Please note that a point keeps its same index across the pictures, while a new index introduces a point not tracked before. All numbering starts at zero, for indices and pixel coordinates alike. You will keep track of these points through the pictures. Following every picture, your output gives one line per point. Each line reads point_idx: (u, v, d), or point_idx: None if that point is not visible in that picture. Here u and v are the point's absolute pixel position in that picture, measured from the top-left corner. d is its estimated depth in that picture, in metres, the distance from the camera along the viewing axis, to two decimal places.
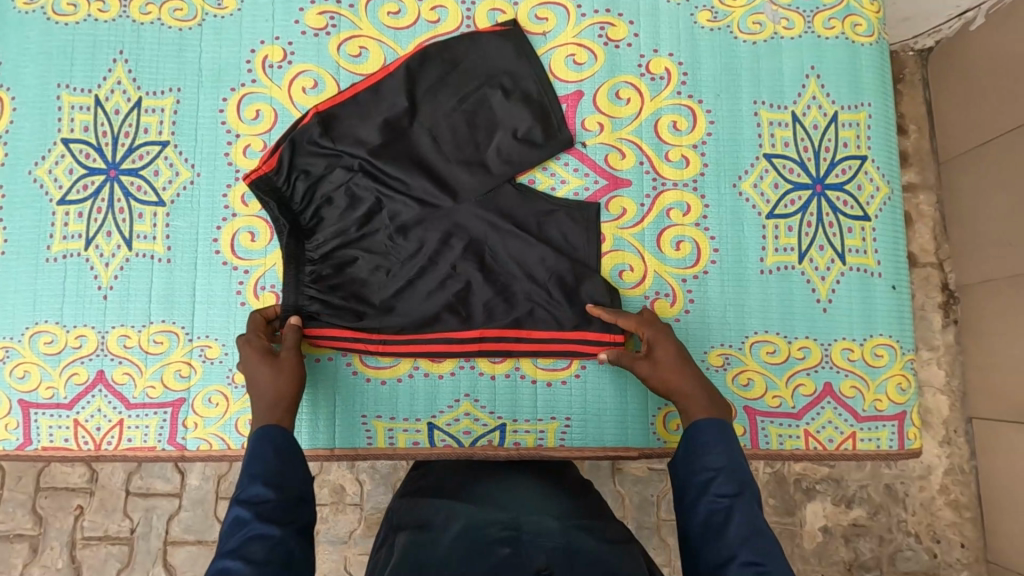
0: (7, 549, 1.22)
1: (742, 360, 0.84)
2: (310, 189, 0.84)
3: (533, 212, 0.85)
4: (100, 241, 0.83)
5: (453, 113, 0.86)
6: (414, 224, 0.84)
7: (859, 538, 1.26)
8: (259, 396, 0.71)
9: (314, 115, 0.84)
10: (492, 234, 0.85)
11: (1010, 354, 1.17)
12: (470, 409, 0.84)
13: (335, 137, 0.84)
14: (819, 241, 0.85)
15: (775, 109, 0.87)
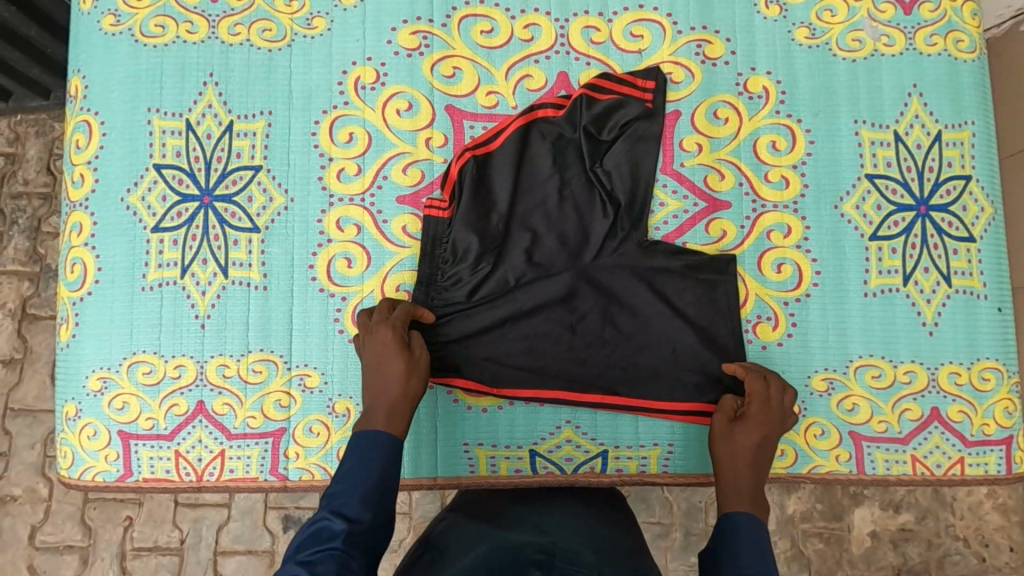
0: (57, 561, 1.21)
1: (846, 385, 0.83)
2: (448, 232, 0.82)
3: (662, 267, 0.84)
4: (196, 269, 0.82)
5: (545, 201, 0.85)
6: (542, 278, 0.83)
7: (907, 543, 1.25)
8: (378, 396, 0.71)
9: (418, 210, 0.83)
10: (618, 298, 0.84)
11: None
12: (572, 435, 0.83)
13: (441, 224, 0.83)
14: (924, 263, 0.83)
15: (877, 128, 0.86)
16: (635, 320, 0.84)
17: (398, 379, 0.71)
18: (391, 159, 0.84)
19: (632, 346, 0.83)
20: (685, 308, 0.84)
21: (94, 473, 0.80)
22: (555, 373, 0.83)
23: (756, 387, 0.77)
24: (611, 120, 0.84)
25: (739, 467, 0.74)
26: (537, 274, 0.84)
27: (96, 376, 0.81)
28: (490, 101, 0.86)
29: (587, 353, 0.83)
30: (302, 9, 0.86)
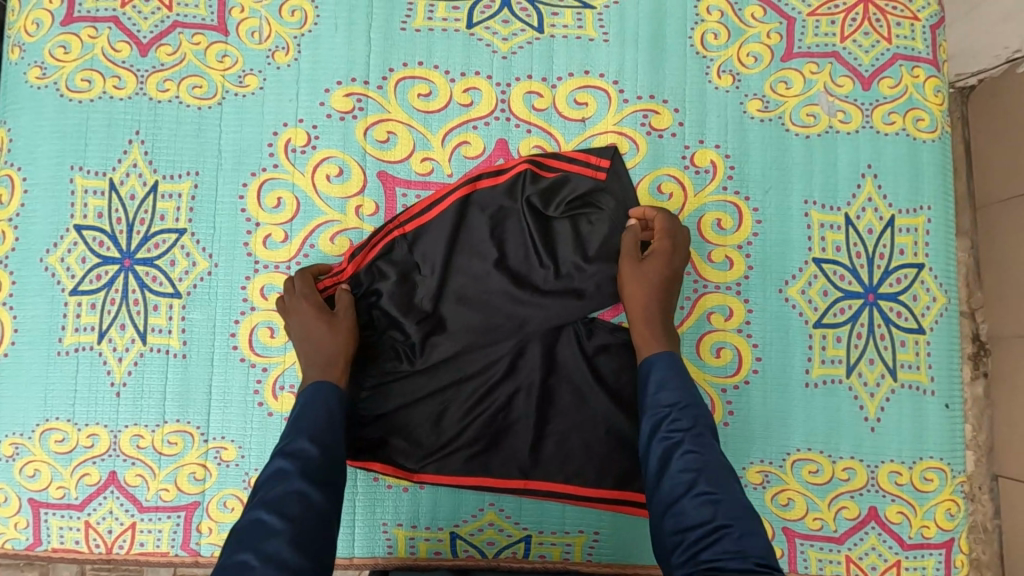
0: None
1: (783, 478, 0.80)
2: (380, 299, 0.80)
3: (600, 346, 0.81)
4: (113, 334, 0.80)
5: (483, 272, 0.81)
6: (476, 352, 0.81)
7: None
8: (317, 353, 0.74)
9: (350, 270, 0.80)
10: (555, 376, 0.81)
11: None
12: (494, 518, 0.81)
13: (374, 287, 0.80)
14: (869, 354, 0.80)
15: (827, 210, 0.82)
16: (571, 398, 0.81)
17: (328, 338, 0.74)
18: (319, 227, 0.81)
19: (565, 427, 0.80)
20: (621, 390, 0.81)
21: (3, 540, 0.79)
22: (484, 451, 0.80)
23: (664, 224, 0.77)
24: (557, 194, 0.81)
25: (647, 293, 0.74)
26: (471, 350, 0.81)
27: (7, 442, 0.79)
28: (424, 167, 0.82)
29: (518, 433, 0.80)
30: (234, 65, 0.83)
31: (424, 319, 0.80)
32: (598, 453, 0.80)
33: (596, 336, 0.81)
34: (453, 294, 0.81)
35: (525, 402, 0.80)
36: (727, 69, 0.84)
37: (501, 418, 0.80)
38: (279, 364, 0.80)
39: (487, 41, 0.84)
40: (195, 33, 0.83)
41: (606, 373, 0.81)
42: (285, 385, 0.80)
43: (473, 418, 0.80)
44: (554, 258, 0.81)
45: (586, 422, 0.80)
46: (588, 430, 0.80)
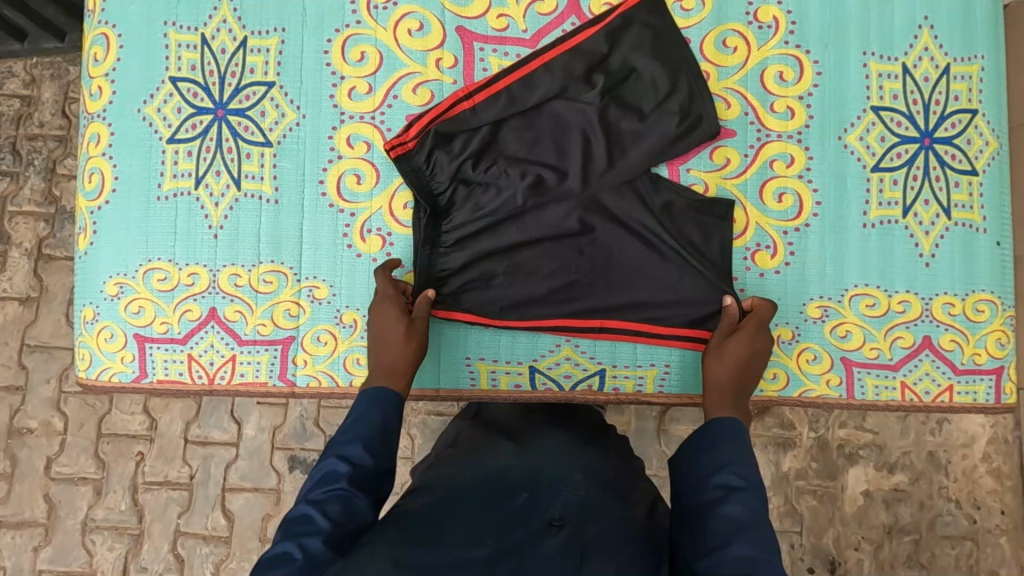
0: (71, 492, 1.26)
1: (840, 312, 0.85)
2: (449, 167, 0.83)
3: (664, 202, 0.85)
4: (210, 180, 0.84)
5: (549, 137, 0.85)
6: (546, 211, 0.84)
7: (899, 503, 1.26)
8: (379, 357, 0.76)
9: (419, 131, 0.82)
10: (624, 233, 0.85)
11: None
12: (570, 353, 0.85)
13: (455, 155, 0.83)
14: (925, 195, 0.84)
15: (885, 61, 0.86)
16: (638, 252, 0.84)
17: (396, 338, 0.76)
18: (401, 79, 0.85)
19: (633, 279, 0.84)
20: (686, 244, 0.84)
21: (111, 374, 0.84)
22: (558, 304, 0.84)
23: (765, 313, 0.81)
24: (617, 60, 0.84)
25: (729, 370, 0.76)
26: (545, 212, 0.84)
27: (112, 282, 0.84)
28: (500, 23, 0.86)
29: (591, 288, 0.85)
30: None
31: (492, 184, 0.84)
32: (667, 298, 0.84)
33: (659, 192, 0.85)
34: (517, 160, 0.85)
35: (595, 257, 0.85)
36: None
37: (575, 273, 0.84)
38: (362, 208, 0.85)
39: None
40: None
41: (672, 227, 0.85)
42: (371, 229, 0.85)
43: (547, 275, 0.85)
44: (619, 121, 0.84)
45: (658, 281, 0.84)
46: (657, 283, 0.84)
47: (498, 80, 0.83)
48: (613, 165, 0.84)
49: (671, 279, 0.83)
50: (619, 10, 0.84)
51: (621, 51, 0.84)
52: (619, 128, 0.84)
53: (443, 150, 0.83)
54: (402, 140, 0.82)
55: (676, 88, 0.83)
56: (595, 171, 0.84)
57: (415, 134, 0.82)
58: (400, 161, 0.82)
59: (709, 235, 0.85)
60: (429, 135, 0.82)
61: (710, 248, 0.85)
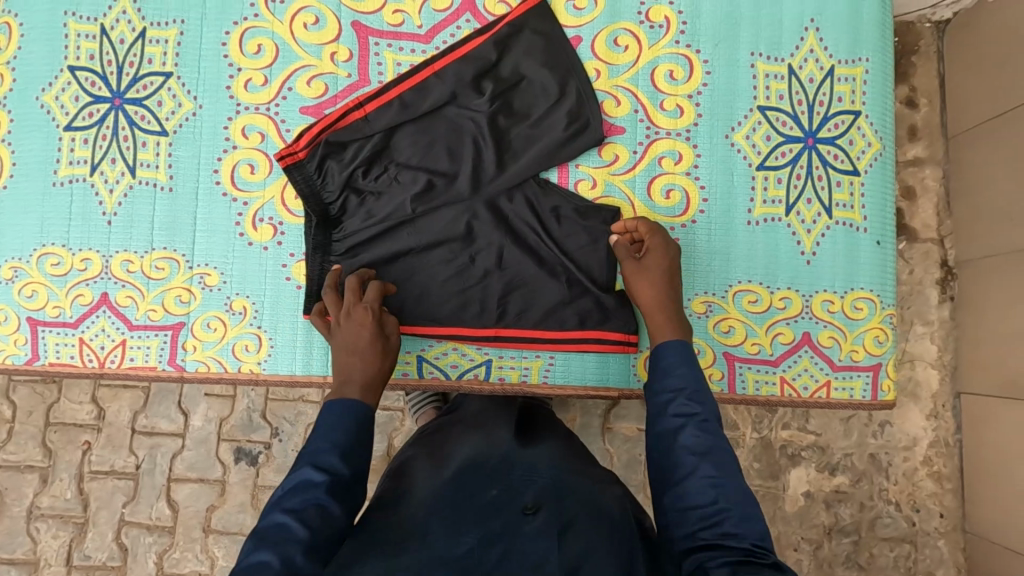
0: (18, 479, 1.27)
1: (724, 308, 0.86)
2: (340, 176, 0.85)
3: (554, 207, 0.88)
4: (105, 167, 0.86)
5: (441, 144, 0.86)
6: (437, 218, 0.86)
7: (840, 504, 1.26)
8: (353, 368, 0.74)
9: (311, 141, 0.84)
10: (513, 238, 0.87)
11: (1005, 328, 1.14)
12: (457, 344, 0.87)
13: (346, 164, 0.85)
14: (807, 194, 0.86)
15: (772, 61, 0.87)
16: (529, 255, 0.87)
17: (374, 356, 0.75)
18: (296, 72, 0.87)
19: (519, 281, 0.87)
20: (572, 251, 0.87)
21: (4, 356, 0.85)
22: (450, 307, 0.87)
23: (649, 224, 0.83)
24: (507, 69, 0.86)
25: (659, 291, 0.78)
26: (436, 218, 0.86)
27: (8, 266, 0.85)
28: (395, 19, 0.88)
29: (481, 293, 0.87)
30: None
31: (385, 192, 0.86)
32: (547, 303, 0.87)
33: (549, 197, 0.87)
34: (410, 168, 0.86)
35: (487, 262, 0.87)
36: None
37: (465, 278, 0.87)
38: (254, 198, 0.86)
39: None
40: None
41: (558, 233, 0.88)
42: (263, 219, 0.86)
43: (438, 280, 0.87)
44: (509, 130, 0.87)
45: (543, 290, 0.87)
46: (541, 288, 0.87)
47: (390, 88, 0.86)
48: (504, 170, 0.86)
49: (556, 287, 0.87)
50: (506, 19, 0.85)
51: (511, 60, 0.86)
52: (510, 135, 0.87)
53: (335, 159, 0.85)
54: (292, 151, 0.84)
55: (564, 96, 0.86)
56: (486, 177, 0.86)
57: (304, 145, 0.84)
58: (291, 171, 0.84)
59: (596, 240, 0.87)
60: (320, 145, 0.85)
61: (596, 252, 0.87)
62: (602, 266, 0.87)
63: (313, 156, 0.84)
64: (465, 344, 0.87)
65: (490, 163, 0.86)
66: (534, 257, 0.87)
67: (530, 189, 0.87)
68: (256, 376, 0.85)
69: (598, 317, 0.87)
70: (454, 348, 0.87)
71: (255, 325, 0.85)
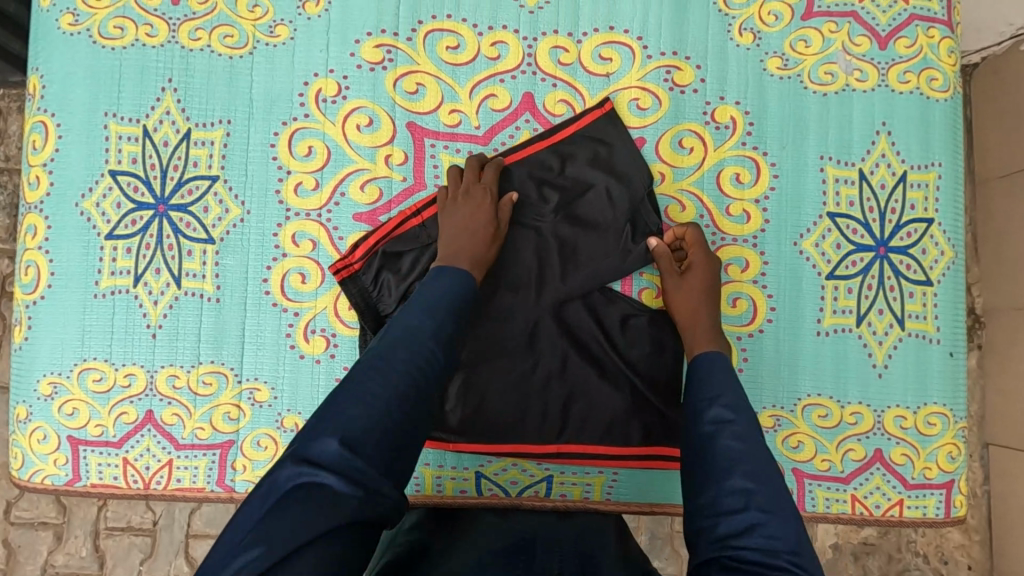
0: (32, 535, 1.19)
1: (793, 422, 0.83)
2: (396, 288, 0.82)
3: (617, 315, 0.85)
4: (149, 278, 0.82)
5: (502, 251, 0.84)
6: (497, 328, 0.83)
7: (868, 556, 1.21)
8: (463, 245, 0.77)
9: (367, 252, 0.81)
10: (577, 349, 0.84)
11: None
12: (517, 460, 0.84)
13: (404, 274, 0.82)
14: (879, 305, 0.84)
15: (842, 165, 0.85)
16: (593, 367, 0.84)
17: (484, 241, 0.78)
18: (349, 176, 0.83)
19: (580, 392, 0.84)
20: (635, 361, 0.84)
21: (43, 476, 0.81)
22: (509, 421, 0.83)
23: (694, 237, 0.81)
24: (570, 176, 0.85)
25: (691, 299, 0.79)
26: (497, 329, 0.83)
27: (46, 381, 0.81)
28: (452, 119, 0.84)
29: (542, 407, 0.83)
30: (266, 15, 0.84)
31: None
32: (611, 416, 0.84)
33: (613, 307, 0.85)
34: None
35: (549, 373, 0.84)
36: (749, 27, 0.86)
37: (525, 390, 0.84)
38: (304, 307, 0.83)
39: None
40: None
41: (623, 341, 0.85)
42: (314, 331, 0.82)
43: (499, 393, 0.83)
44: (572, 238, 0.84)
45: (604, 402, 0.84)
46: (604, 401, 0.84)
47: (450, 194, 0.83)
48: (568, 279, 0.84)
49: (617, 399, 0.84)
50: (572, 126, 0.84)
51: (575, 167, 0.84)
52: (574, 244, 0.84)
53: (391, 271, 0.82)
54: (346, 263, 0.81)
55: (630, 204, 0.84)
56: (550, 286, 0.84)
57: (360, 256, 0.82)
58: (346, 283, 0.81)
59: (661, 348, 0.85)
60: (377, 256, 0.82)
61: (661, 361, 0.84)
62: (667, 375, 0.84)
63: (369, 268, 0.81)
64: (526, 460, 0.84)
65: (552, 271, 0.84)
66: (596, 368, 0.84)
67: (592, 297, 0.85)
68: None
69: (663, 431, 0.84)
70: (514, 464, 0.84)
71: None
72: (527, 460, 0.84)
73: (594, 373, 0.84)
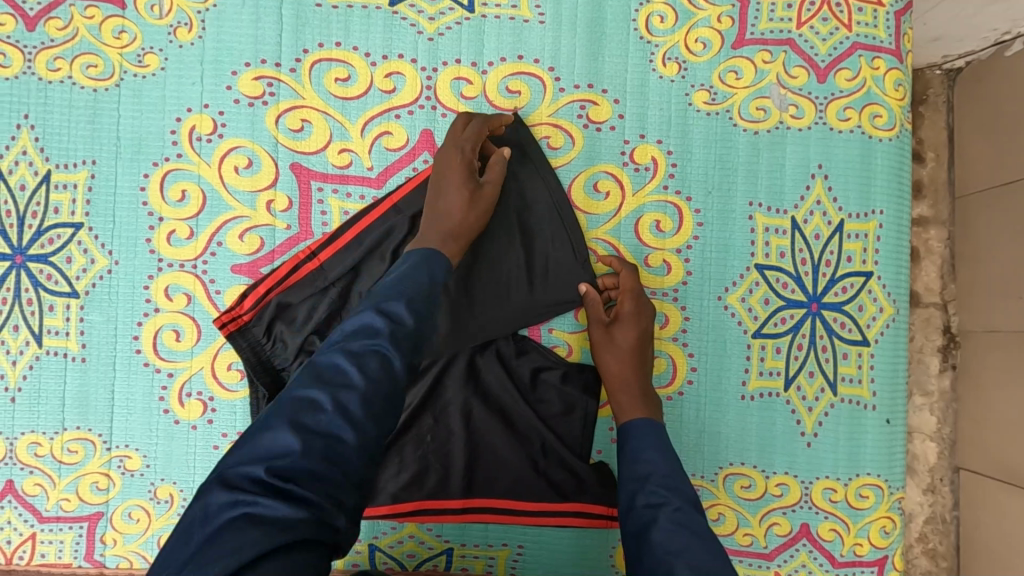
0: None
1: (714, 494, 0.76)
2: (292, 343, 0.74)
3: (528, 367, 0.77)
4: (7, 336, 0.75)
5: None
6: None
7: None
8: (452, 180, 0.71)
9: (257, 301, 0.74)
10: (485, 403, 0.77)
11: (1009, 419, 0.90)
12: (414, 531, 0.77)
13: (297, 324, 0.75)
14: (810, 366, 0.76)
15: (773, 213, 0.77)
16: (497, 426, 0.77)
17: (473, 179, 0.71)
18: (227, 223, 0.76)
19: (483, 453, 0.77)
20: (546, 419, 0.77)
21: None
22: (405, 483, 0.76)
23: (627, 284, 0.74)
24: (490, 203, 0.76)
25: (620, 358, 0.72)
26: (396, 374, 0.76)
27: None
28: (342, 160, 0.76)
29: (442, 468, 0.76)
30: (133, 42, 0.76)
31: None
32: (517, 482, 0.76)
33: (525, 358, 0.77)
34: None
35: (451, 430, 0.76)
36: (673, 56, 0.77)
37: (425, 448, 0.76)
38: (177, 366, 0.75)
39: (412, 21, 0.76)
40: (88, 5, 0.75)
41: (531, 398, 0.77)
42: (190, 394, 0.75)
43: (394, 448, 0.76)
44: (488, 275, 0.76)
45: (510, 463, 0.77)
46: (511, 464, 0.76)
47: (345, 233, 0.75)
48: (481, 324, 0.76)
49: (522, 462, 0.76)
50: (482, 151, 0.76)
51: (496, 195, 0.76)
52: (480, 284, 0.76)
53: (285, 321, 0.74)
54: (234, 316, 0.73)
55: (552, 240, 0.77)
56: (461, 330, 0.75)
57: (250, 306, 0.74)
58: (234, 339, 0.73)
59: (571, 408, 0.77)
60: (268, 307, 0.74)
61: (570, 423, 0.77)
62: (575, 439, 0.77)
63: (261, 320, 0.74)
64: (424, 528, 0.77)
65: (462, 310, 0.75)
66: (504, 425, 0.77)
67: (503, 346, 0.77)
68: None
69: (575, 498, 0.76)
70: (412, 534, 0.77)
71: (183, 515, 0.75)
72: (425, 529, 0.77)
73: (501, 430, 0.77)
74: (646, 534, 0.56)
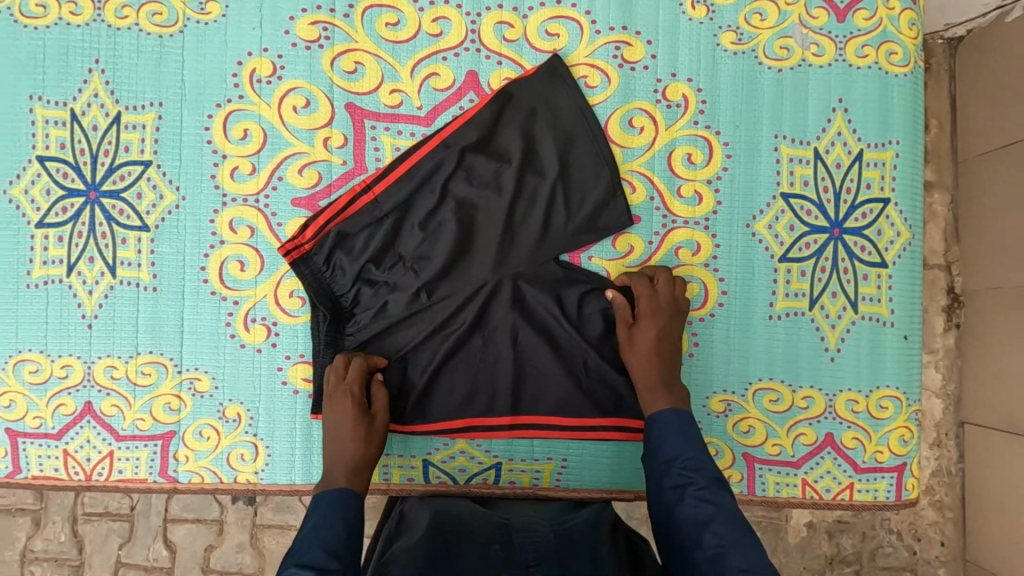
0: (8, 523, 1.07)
1: (744, 408, 0.82)
2: (350, 270, 0.80)
3: (572, 293, 0.82)
4: (83, 267, 0.80)
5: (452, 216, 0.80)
6: (448, 300, 0.81)
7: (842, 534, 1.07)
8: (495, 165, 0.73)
9: (316, 231, 0.79)
10: (531, 326, 0.81)
11: (1014, 347, 0.96)
12: (465, 447, 0.83)
13: (354, 252, 0.80)
14: (832, 287, 0.82)
15: (797, 144, 0.82)
16: (543, 347, 0.81)
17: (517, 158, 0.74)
18: (287, 159, 0.81)
19: (529, 372, 0.82)
20: (590, 340, 0.81)
21: None
22: (458, 401, 0.81)
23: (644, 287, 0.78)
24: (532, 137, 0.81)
25: (643, 356, 0.75)
26: (447, 299, 0.81)
27: None
28: (393, 99, 0.81)
29: (492, 386, 0.82)
30: None
31: (399, 283, 0.80)
32: (562, 399, 0.82)
33: (569, 284, 0.82)
34: (420, 247, 0.80)
35: (500, 351, 0.81)
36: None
37: (476, 368, 0.82)
38: (242, 294, 0.81)
39: None
40: None
41: (576, 321, 0.81)
42: (255, 320, 0.81)
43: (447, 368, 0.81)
44: (531, 206, 0.81)
45: (556, 382, 0.82)
46: (557, 382, 0.82)
47: (397, 166, 0.80)
48: (525, 251, 0.81)
49: (567, 381, 0.81)
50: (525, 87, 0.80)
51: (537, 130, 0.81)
52: (523, 214, 0.81)
53: (343, 250, 0.80)
54: (296, 244, 0.79)
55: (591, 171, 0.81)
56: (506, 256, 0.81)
57: (311, 236, 0.80)
58: (298, 266, 0.79)
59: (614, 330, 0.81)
60: (327, 237, 0.79)
61: (612, 344, 0.82)
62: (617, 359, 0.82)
63: (320, 249, 0.79)
64: (475, 444, 0.83)
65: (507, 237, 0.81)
66: (550, 346, 0.81)
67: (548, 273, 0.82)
68: (254, 486, 0.81)
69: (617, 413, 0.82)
70: (463, 450, 0.83)
71: (250, 433, 0.80)
72: (475, 444, 0.83)
73: (547, 351, 0.81)
74: (673, 510, 0.63)
